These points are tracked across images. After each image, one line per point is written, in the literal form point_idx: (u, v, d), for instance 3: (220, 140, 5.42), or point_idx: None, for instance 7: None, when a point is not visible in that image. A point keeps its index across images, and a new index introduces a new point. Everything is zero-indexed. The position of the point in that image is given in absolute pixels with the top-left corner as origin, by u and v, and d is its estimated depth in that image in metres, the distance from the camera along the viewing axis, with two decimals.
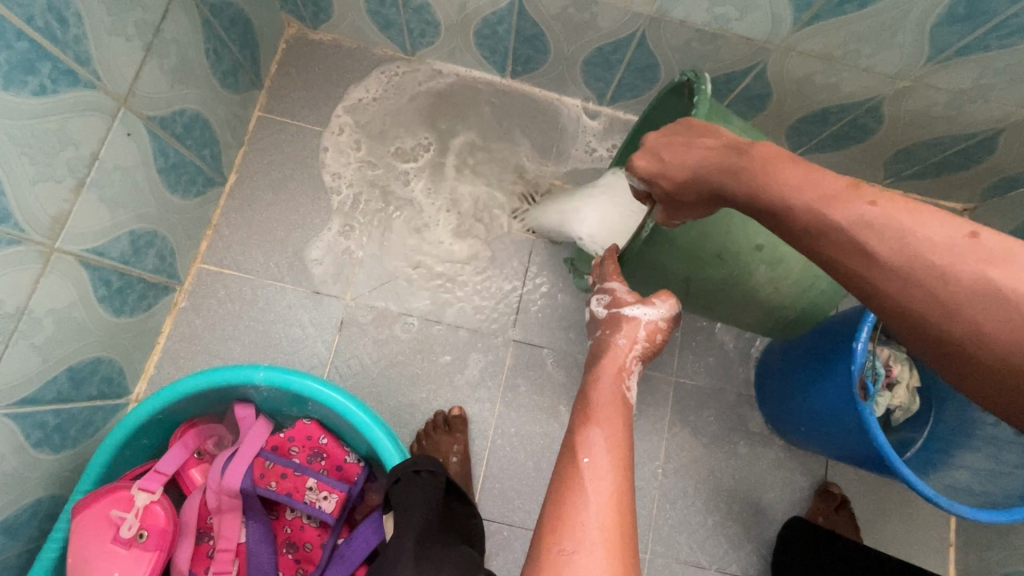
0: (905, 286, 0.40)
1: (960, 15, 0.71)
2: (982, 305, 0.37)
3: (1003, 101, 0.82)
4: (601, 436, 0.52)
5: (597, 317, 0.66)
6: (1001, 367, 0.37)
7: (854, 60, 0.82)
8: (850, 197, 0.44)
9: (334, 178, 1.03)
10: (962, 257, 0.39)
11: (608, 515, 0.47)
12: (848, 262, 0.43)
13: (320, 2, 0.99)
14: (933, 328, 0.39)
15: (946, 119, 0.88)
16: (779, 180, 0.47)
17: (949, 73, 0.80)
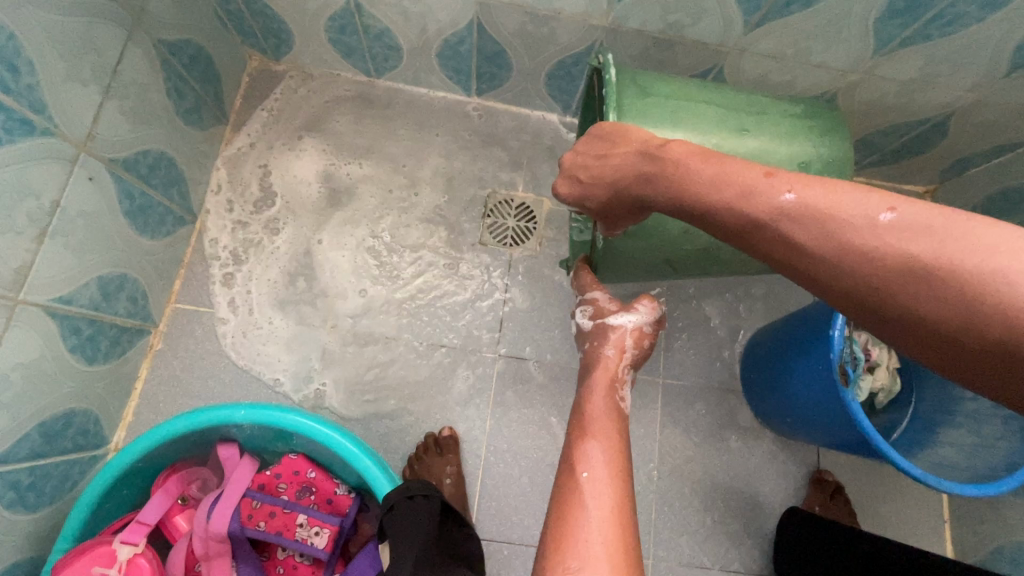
0: (835, 270, 0.41)
1: (900, 9, 0.74)
2: (915, 281, 0.37)
3: (949, 87, 0.85)
4: (598, 449, 0.52)
5: (581, 330, 0.67)
6: (945, 342, 0.37)
7: (805, 58, 0.84)
8: (767, 187, 0.46)
9: (213, 245, 0.99)
10: (883, 235, 0.39)
11: (610, 529, 0.46)
12: (781, 254, 0.45)
13: (280, 34, 0.99)
14: (873, 307, 0.40)
15: (898, 108, 0.91)
16: (696, 178, 0.50)
17: (897, 64, 0.83)
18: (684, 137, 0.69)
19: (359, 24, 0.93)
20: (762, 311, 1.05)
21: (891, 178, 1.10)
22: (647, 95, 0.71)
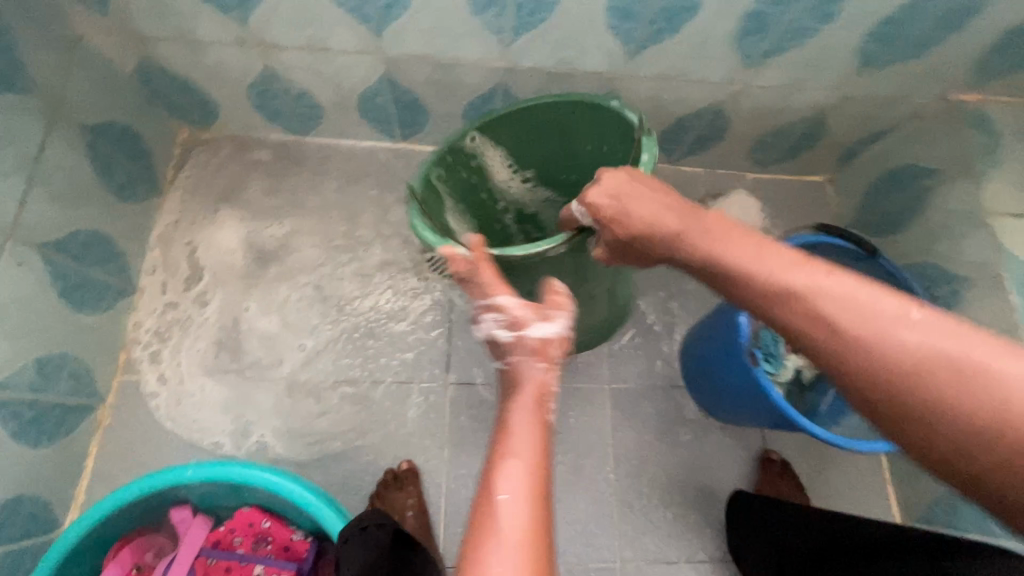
0: (869, 357, 0.41)
1: (751, 28, 0.83)
2: (955, 379, 0.39)
3: (817, 89, 0.95)
4: (519, 471, 0.50)
5: (492, 335, 0.64)
6: (973, 442, 0.38)
7: (687, 77, 0.93)
8: (807, 267, 0.46)
9: (136, 327, 0.99)
10: (928, 331, 0.41)
11: (518, 558, 0.45)
12: (813, 329, 0.44)
13: (205, 105, 1.04)
14: (899, 400, 0.40)
15: (780, 110, 1.01)
16: (734, 249, 0.52)
17: (768, 75, 0.92)
18: None
19: (278, 88, 0.99)
20: (694, 309, 1.12)
21: (793, 172, 1.20)
22: None
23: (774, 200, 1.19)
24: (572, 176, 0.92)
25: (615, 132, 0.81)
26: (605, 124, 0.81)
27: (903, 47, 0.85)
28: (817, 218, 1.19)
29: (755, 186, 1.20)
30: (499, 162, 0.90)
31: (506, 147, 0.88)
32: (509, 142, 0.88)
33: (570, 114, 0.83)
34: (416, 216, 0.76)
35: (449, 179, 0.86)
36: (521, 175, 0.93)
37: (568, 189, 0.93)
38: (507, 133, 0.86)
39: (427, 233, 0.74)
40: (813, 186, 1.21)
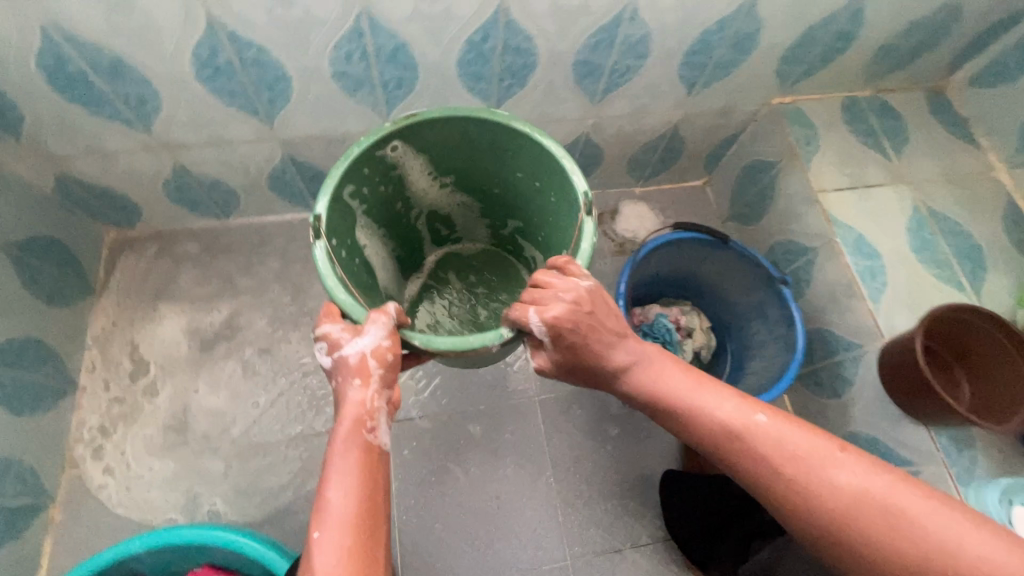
0: (806, 495, 0.54)
1: (585, 73, 0.97)
2: (882, 509, 0.51)
3: (661, 111, 1.11)
4: (335, 478, 0.57)
5: (331, 367, 0.65)
6: (902, 559, 0.50)
7: (548, 118, 1.07)
8: (748, 411, 0.60)
9: (79, 427, 1.04)
10: (848, 468, 0.54)
11: (336, 550, 0.53)
12: (765, 471, 0.57)
13: (127, 207, 1.13)
14: (835, 532, 0.53)
15: (638, 132, 1.17)
16: (685, 390, 0.64)
17: (616, 106, 1.07)
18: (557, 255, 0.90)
19: (192, 182, 1.09)
20: None
21: (672, 180, 1.36)
22: (564, 200, 0.83)
23: (661, 207, 1.34)
24: (493, 188, 0.96)
25: (545, 168, 0.85)
26: (540, 149, 0.81)
27: (715, 70, 1.02)
28: (701, 217, 1.34)
29: (642, 198, 1.35)
30: (419, 168, 0.91)
31: (429, 155, 0.89)
32: (434, 150, 0.88)
33: (504, 139, 0.84)
34: (328, 268, 0.70)
35: (364, 184, 0.84)
36: (439, 181, 0.95)
37: (484, 197, 0.99)
38: (433, 140, 0.86)
39: (342, 296, 0.69)
40: (694, 189, 1.37)
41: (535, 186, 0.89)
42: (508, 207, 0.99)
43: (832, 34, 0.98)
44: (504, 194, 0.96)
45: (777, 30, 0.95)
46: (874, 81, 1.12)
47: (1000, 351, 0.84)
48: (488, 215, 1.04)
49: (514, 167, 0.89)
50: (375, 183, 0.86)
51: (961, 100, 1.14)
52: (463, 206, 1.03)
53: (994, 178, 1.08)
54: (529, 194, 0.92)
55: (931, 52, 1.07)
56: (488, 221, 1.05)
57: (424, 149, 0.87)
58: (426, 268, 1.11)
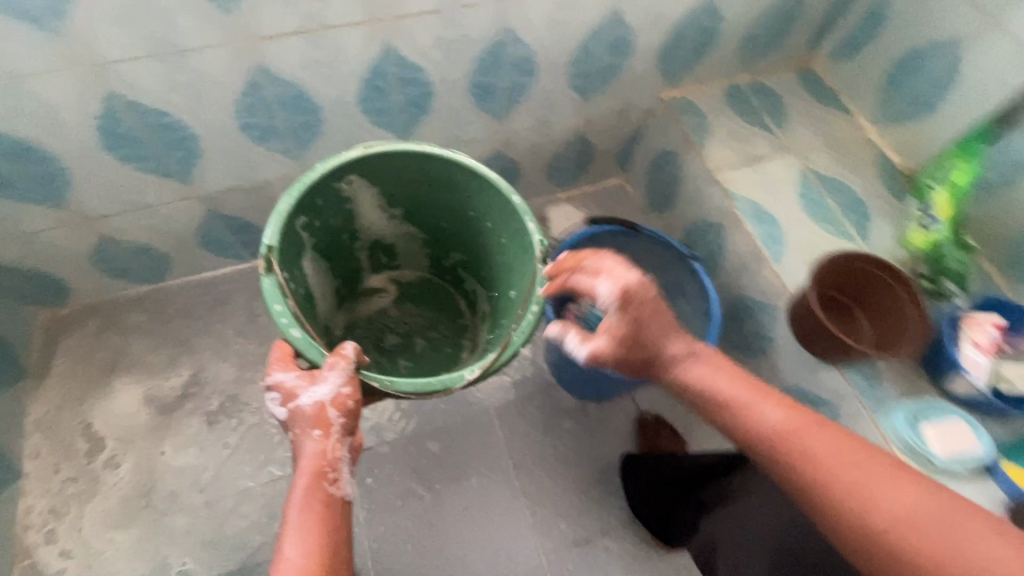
0: (860, 508, 0.48)
1: (482, 94, 1.04)
2: (944, 532, 0.45)
3: (564, 119, 1.19)
4: (294, 524, 0.58)
5: (290, 416, 0.67)
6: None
7: (460, 139, 1.13)
8: (801, 417, 0.54)
9: (30, 514, 1.02)
10: (908, 489, 0.48)
11: None
12: (815, 474, 0.51)
13: (56, 285, 1.13)
14: (889, 547, 0.46)
15: (548, 142, 1.24)
16: (733, 388, 0.58)
17: (520, 120, 1.15)
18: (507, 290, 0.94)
19: (120, 250, 1.10)
20: None
21: (592, 182, 1.43)
22: (512, 233, 0.89)
23: (584, 209, 1.42)
24: (442, 222, 1.00)
25: (495, 209, 0.90)
26: (492, 189, 0.87)
27: (601, 76, 1.11)
28: (623, 212, 1.42)
29: (566, 202, 1.42)
30: (371, 200, 0.94)
31: (381, 188, 0.92)
32: (388, 182, 0.92)
33: (460, 178, 0.89)
34: (279, 300, 0.72)
35: (313, 214, 0.87)
36: (389, 213, 0.98)
37: (430, 229, 1.03)
38: (387, 172, 0.89)
39: (294, 331, 0.71)
40: (612, 188, 1.45)
41: (486, 225, 0.94)
42: (457, 243, 1.03)
43: (696, 30, 1.09)
44: (454, 230, 1.01)
45: (646, 33, 1.05)
46: (747, 66, 1.24)
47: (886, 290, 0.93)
48: (433, 247, 1.08)
49: (466, 205, 0.94)
50: (325, 213, 0.89)
51: (826, 73, 1.27)
52: (409, 237, 1.06)
53: (865, 137, 1.20)
54: (482, 236, 0.97)
55: (788, 34, 1.19)
56: (432, 253, 1.09)
57: (376, 181, 0.90)
58: (362, 292, 1.11)
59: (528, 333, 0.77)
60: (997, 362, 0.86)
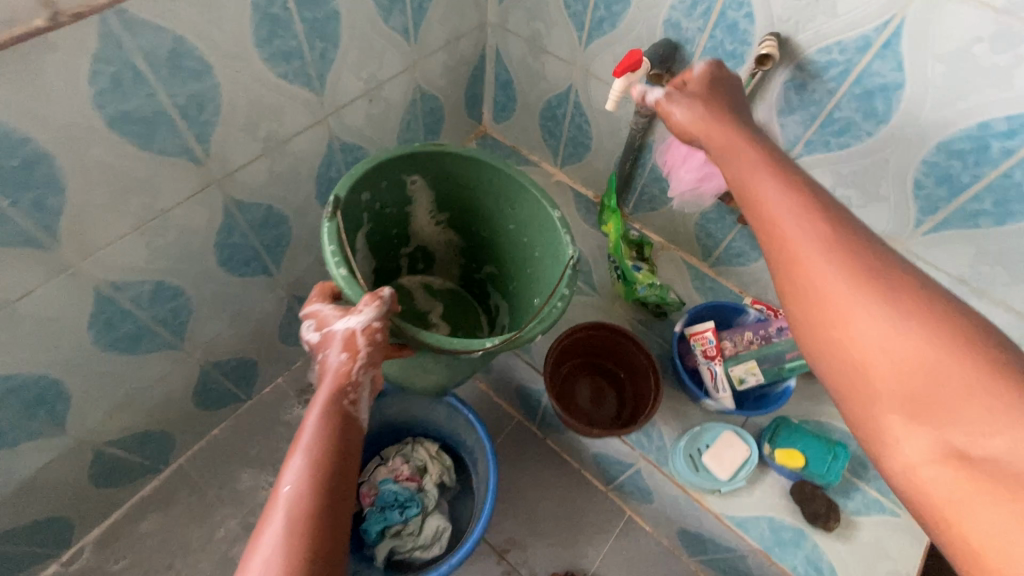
0: (847, 303, 0.45)
1: (130, 345, 0.85)
2: (927, 381, 0.41)
3: (262, 300, 1.04)
4: (309, 438, 0.56)
5: (320, 341, 0.65)
6: (874, 380, 0.43)
7: (142, 390, 0.93)
8: (836, 214, 0.50)
9: None
10: (928, 336, 0.42)
11: (295, 506, 0.50)
12: (808, 259, 0.48)
13: None
14: (850, 343, 0.45)
15: (262, 325, 1.09)
16: (763, 174, 0.55)
17: (206, 332, 0.97)
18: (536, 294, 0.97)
19: None
20: None
21: None
22: (541, 229, 0.95)
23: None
24: (482, 231, 1.08)
25: (535, 227, 0.97)
26: (534, 193, 0.93)
27: (273, 251, 0.98)
28: None
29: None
30: (426, 206, 1.06)
31: (437, 190, 1.04)
32: (440, 186, 1.03)
33: (505, 187, 0.97)
34: (332, 245, 0.75)
35: (378, 197, 0.97)
36: (437, 219, 1.10)
37: (467, 237, 1.12)
38: (447, 176, 1.00)
39: (341, 274, 0.72)
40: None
41: (522, 239, 1.01)
42: (492, 254, 1.10)
43: (345, 167, 1.00)
44: (492, 239, 1.08)
45: (290, 200, 0.93)
46: None
47: (615, 348, 0.94)
48: (468, 256, 1.16)
49: (506, 217, 1.02)
50: (389, 198, 1.00)
51: (501, 134, 1.29)
52: (449, 244, 1.16)
53: (558, 182, 1.24)
54: (517, 245, 1.04)
55: (445, 120, 1.18)
56: (467, 262, 1.17)
57: (433, 184, 1.02)
58: (416, 279, 1.21)
59: (540, 325, 0.77)
60: (726, 366, 0.92)
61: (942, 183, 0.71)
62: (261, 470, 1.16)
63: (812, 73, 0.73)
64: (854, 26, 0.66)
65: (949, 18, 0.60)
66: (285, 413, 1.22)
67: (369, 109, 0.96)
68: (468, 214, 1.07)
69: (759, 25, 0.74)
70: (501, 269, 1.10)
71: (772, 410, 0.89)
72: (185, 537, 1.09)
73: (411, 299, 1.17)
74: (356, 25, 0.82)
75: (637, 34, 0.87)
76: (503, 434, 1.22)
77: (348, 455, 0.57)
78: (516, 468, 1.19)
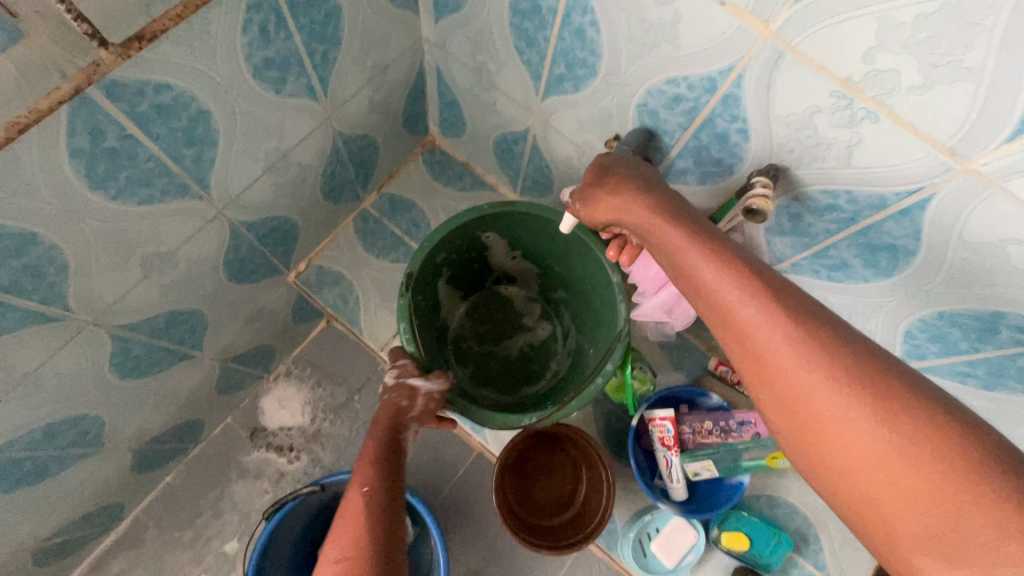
0: (834, 424, 0.40)
1: (37, 474, 0.78)
2: (937, 509, 0.36)
3: (188, 380, 0.94)
4: (375, 457, 0.67)
5: (392, 384, 0.72)
6: (890, 512, 0.38)
7: (68, 492, 0.88)
8: (794, 297, 0.45)
9: None
10: (917, 449, 0.37)
11: (371, 512, 0.62)
12: (786, 375, 0.42)
13: None
14: (847, 471, 0.39)
15: (196, 396, 1.00)
16: (717, 260, 0.48)
17: (129, 427, 0.89)
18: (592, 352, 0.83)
19: None
20: None
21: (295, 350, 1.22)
22: (608, 299, 0.76)
23: (302, 381, 1.15)
24: (556, 265, 0.86)
25: (600, 284, 0.77)
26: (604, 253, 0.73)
27: (188, 341, 0.86)
28: (346, 360, 1.15)
29: (279, 382, 1.15)
30: (502, 247, 0.86)
31: (508, 234, 0.83)
32: (517, 232, 0.82)
33: (573, 238, 0.76)
34: (404, 321, 0.74)
35: (453, 251, 0.81)
36: (513, 253, 0.88)
37: (547, 270, 0.89)
38: (516, 226, 0.80)
39: (405, 339, 0.74)
40: (321, 336, 1.16)
41: (589, 286, 0.81)
42: (568, 284, 0.88)
43: (257, 240, 0.85)
44: (563, 273, 0.86)
45: (193, 296, 0.79)
46: (361, 190, 1.03)
47: (582, 454, 0.92)
48: (544, 281, 0.93)
49: (573, 262, 0.82)
50: (461, 250, 0.82)
51: (451, 148, 1.09)
52: (532, 273, 0.93)
53: None
54: (587, 288, 0.83)
55: (380, 148, 0.98)
56: (546, 287, 0.94)
57: (506, 229, 0.81)
58: (503, 290, 0.98)
59: (586, 397, 0.70)
60: (685, 461, 0.89)
61: (934, 340, 0.63)
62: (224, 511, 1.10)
63: (810, 208, 0.59)
64: (871, 182, 0.52)
65: (987, 212, 0.47)
66: (240, 455, 1.13)
67: (275, 181, 0.77)
68: (544, 252, 0.85)
69: (754, 144, 0.57)
70: (573, 300, 0.89)
71: (728, 507, 0.89)
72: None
73: (498, 312, 0.97)
74: (238, 113, 0.62)
75: (606, 106, 0.68)
76: (464, 466, 1.11)
77: (400, 485, 0.66)
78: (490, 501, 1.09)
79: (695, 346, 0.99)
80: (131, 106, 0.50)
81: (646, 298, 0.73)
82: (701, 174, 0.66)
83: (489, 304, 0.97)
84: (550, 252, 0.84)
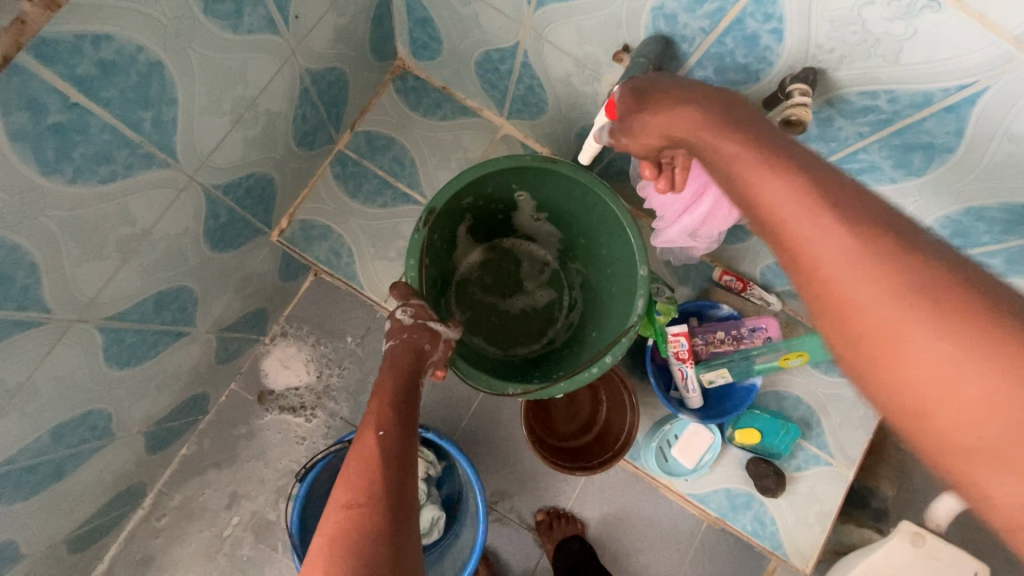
0: (887, 325, 0.31)
1: (54, 475, 0.75)
2: (994, 415, 0.28)
3: (189, 358, 0.89)
4: (389, 397, 0.62)
5: (409, 324, 0.68)
6: (942, 425, 0.29)
7: (90, 483, 0.86)
8: (851, 189, 0.35)
9: None
10: (996, 356, 0.28)
11: (386, 450, 0.56)
12: (832, 269, 0.33)
13: None
14: (896, 382, 0.31)
15: (201, 370, 0.96)
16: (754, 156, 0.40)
17: (138, 413, 0.86)
18: (597, 322, 0.83)
19: None
20: None
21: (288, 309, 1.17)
22: (625, 278, 0.76)
23: (301, 339, 1.10)
24: (579, 236, 0.84)
25: (622, 271, 0.77)
26: (635, 232, 0.72)
27: (179, 320, 0.80)
28: (344, 315, 1.10)
29: (278, 344, 1.10)
30: (531, 203, 0.83)
31: (540, 194, 0.80)
32: (552, 195, 0.80)
33: (608, 216, 0.75)
34: (415, 256, 0.71)
35: (479, 194, 0.78)
36: (541, 214, 0.85)
37: (569, 239, 0.87)
38: (554, 188, 0.78)
39: (412, 273, 0.72)
40: (313, 291, 1.10)
41: (609, 271, 0.81)
42: (588, 258, 0.86)
43: (234, 202, 0.76)
44: (587, 248, 0.84)
45: (177, 272, 0.72)
46: (335, 132, 0.93)
47: (608, 388, 0.95)
48: (563, 251, 0.90)
49: (599, 240, 0.81)
50: (489, 194, 0.79)
51: (426, 72, 0.98)
52: (552, 240, 0.91)
53: (506, 139, 0.98)
54: (607, 271, 0.82)
55: (350, 82, 0.87)
56: (563, 257, 0.91)
57: (542, 187, 0.79)
58: (513, 245, 0.94)
59: (579, 378, 0.71)
60: (698, 371, 0.93)
61: (956, 236, 0.63)
62: (252, 471, 1.09)
63: (843, 111, 0.56)
64: (920, 80, 0.48)
65: None
66: (253, 419, 1.10)
67: (244, 135, 0.68)
68: (568, 219, 0.83)
69: (787, 46, 0.52)
70: (589, 276, 0.87)
71: (744, 408, 0.93)
72: (183, 558, 1.07)
73: (504, 267, 0.93)
74: (195, 63, 0.53)
75: (613, 12, 0.61)
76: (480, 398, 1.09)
77: (413, 427, 0.61)
78: (511, 425, 1.09)
79: (700, 259, 0.98)
80: (69, 67, 0.42)
81: (667, 223, 0.74)
82: (722, 83, 0.61)
83: (500, 259, 0.93)
84: (574, 220, 0.82)
